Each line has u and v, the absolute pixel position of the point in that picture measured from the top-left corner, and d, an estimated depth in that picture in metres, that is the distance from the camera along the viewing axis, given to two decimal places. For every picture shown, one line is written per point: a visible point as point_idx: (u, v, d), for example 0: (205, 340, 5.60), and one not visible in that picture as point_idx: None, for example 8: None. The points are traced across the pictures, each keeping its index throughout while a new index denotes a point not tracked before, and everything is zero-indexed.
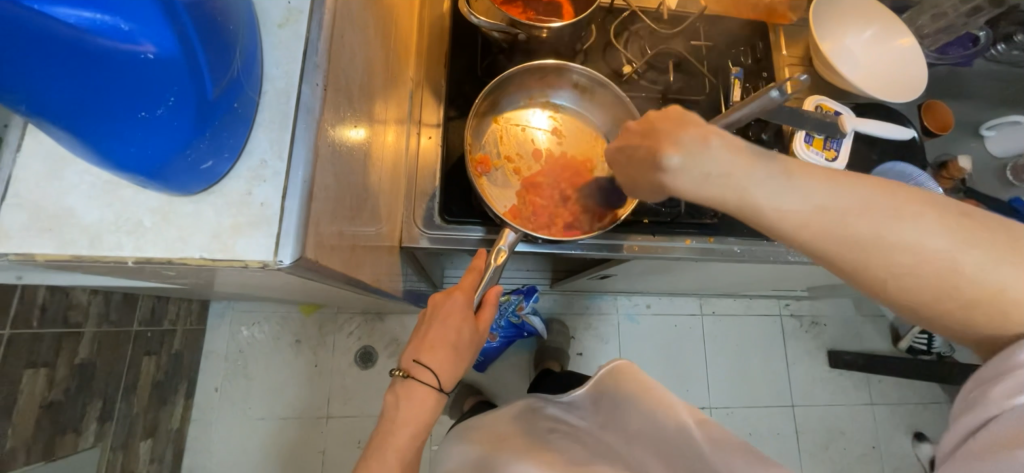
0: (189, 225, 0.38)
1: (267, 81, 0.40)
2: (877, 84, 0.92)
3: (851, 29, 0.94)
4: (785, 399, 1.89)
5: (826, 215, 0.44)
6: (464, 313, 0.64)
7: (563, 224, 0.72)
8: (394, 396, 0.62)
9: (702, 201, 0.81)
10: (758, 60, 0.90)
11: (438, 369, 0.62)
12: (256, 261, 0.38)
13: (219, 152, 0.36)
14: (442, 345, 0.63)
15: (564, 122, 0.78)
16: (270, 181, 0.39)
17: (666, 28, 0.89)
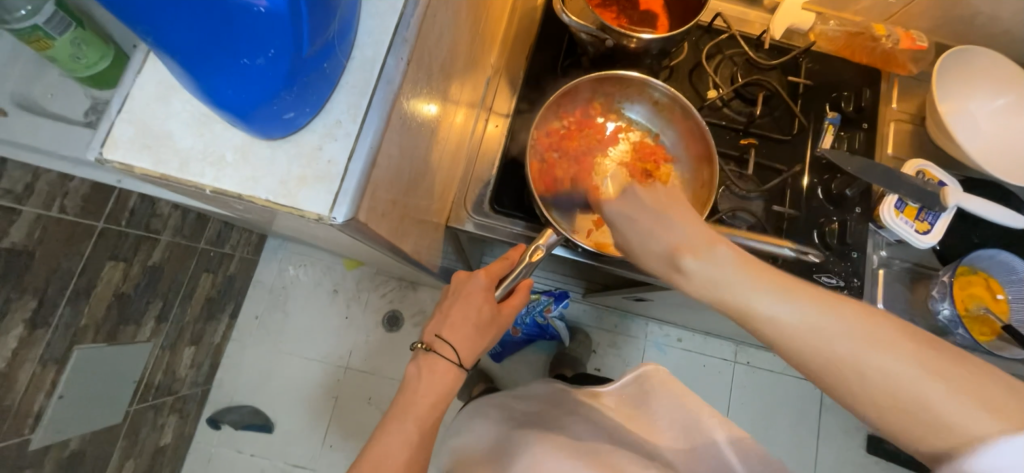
0: (262, 167, 0.41)
1: (357, 47, 0.41)
2: (998, 160, 0.81)
3: (979, 95, 0.84)
4: (809, 471, 1.76)
5: (845, 362, 0.41)
6: (486, 296, 0.67)
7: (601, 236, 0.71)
8: (416, 366, 0.65)
9: (761, 245, 0.76)
10: (860, 109, 0.83)
11: (459, 347, 0.65)
12: (313, 213, 0.40)
13: (301, 106, 0.39)
14: (463, 324, 0.66)
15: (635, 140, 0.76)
16: (340, 140, 0.41)
17: (764, 58, 0.83)
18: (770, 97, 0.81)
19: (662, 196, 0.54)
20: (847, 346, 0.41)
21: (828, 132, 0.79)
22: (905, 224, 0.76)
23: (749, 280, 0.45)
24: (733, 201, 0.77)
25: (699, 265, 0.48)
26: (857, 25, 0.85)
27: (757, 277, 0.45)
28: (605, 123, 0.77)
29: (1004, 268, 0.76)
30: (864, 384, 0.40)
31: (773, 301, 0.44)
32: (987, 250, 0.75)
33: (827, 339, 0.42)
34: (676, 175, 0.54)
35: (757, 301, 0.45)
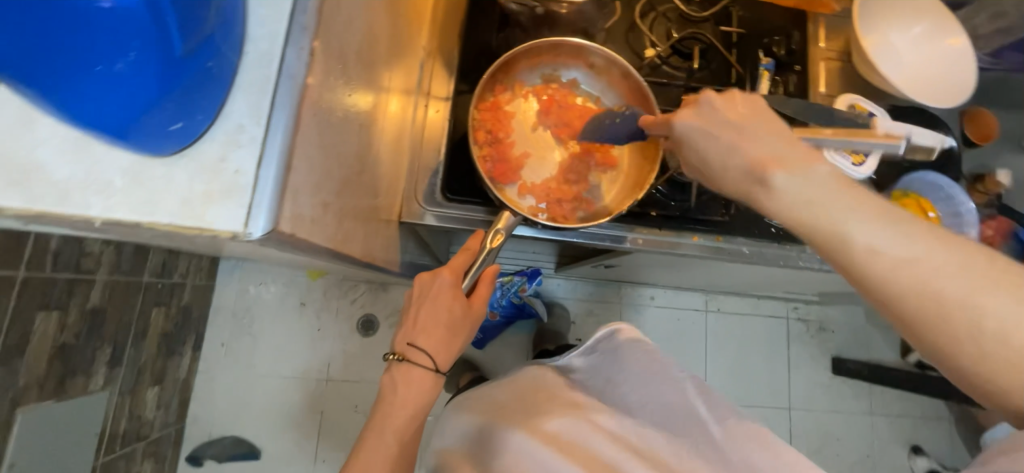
0: (159, 188, 0.37)
1: (249, 40, 0.38)
2: (920, 86, 0.86)
3: (897, 25, 0.87)
4: (784, 401, 1.88)
5: (961, 318, 0.41)
6: (448, 293, 0.65)
7: (558, 206, 0.70)
8: (391, 376, 0.64)
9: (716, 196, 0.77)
10: (791, 52, 0.84)
11: (430, 350, 0.64)
12: (229, 232, 0.37)
13: (191, 114, 0.35)
14: (429, 326, 0.64)
15: (586, 104, 0.74)
16: (246, 147, 0.37)
17: (696, 11, 0.83)
18: (706, 49, 0.82)
19: (727, 138, 0.52)
20: (926, 265, 0.43)
21: (762, 80, 0.81)
22: (842, 158, 0.80)
23: (850, 203, 0.46)
24: None
25: (788, 179, 0.47)
26: None
27: (828, 198, 0.46)
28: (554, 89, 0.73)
29: (930, 187, 0.82)
30: (934, 305, 0.42)
31: (875, 245, 0.44)
32: (908, 173, 0.82)
33: (896, 257, 0.43)
34: (756, 114, 0.52)
35: (870, 233, 0.44)
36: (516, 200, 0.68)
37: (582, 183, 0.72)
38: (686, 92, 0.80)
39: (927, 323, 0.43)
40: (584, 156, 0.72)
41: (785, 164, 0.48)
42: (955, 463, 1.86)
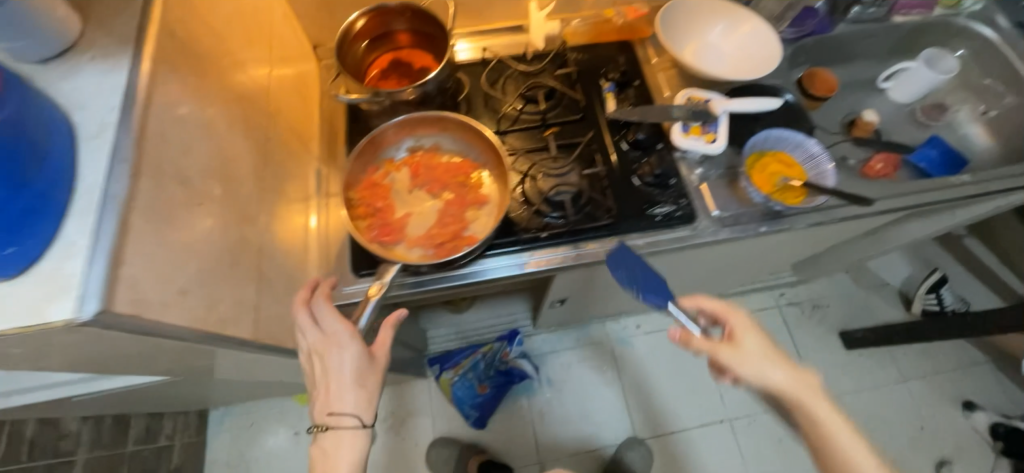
0: (10, 303, 0.45)
1: (80, 179, 0.48)
2: (742, 70, 0.99)
3: (701, 37, 1.02)
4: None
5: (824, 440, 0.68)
6: (342, 347, 0.65)
7: (440, 249, 0.75)
8: (324, 445, 0.64)
9: (597, 203, 0.85)
10: (624, 73, 0.99)
11: (341, 409, 0.64)
12: (62, 322, 0.44)
13: (21, 239, 0.44)
14: (336, 386, 0.64)
15: (452, 159, 0.83)
16: (78, 256, 0.45)
17: (533, 65, 0.99)
18: (554, 90, 0.95)
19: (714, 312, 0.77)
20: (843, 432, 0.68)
21: (610, 101, 0.94)
22: (695, 141, 0.89)
23: (765, 349, 0.72)
24: (553, 180, 0.87)
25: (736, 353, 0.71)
26: (596, 17, 1.04)
27: (803, 385, 0.70)
28: (419, 155, 0.83)
29: (784, 140, 0.89)
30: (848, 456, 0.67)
31: (783, 386, 0.70)
32: (765, 132, 0.89)
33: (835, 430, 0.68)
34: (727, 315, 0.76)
35: (772, 372, 0.71)
36: (403, 255, 0.75)
37: (458, 224, 0.77)
38: (547, 128, 0.93)
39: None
40: (457, 200, 0.79)
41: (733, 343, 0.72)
42: (1012, 408, 1.72)
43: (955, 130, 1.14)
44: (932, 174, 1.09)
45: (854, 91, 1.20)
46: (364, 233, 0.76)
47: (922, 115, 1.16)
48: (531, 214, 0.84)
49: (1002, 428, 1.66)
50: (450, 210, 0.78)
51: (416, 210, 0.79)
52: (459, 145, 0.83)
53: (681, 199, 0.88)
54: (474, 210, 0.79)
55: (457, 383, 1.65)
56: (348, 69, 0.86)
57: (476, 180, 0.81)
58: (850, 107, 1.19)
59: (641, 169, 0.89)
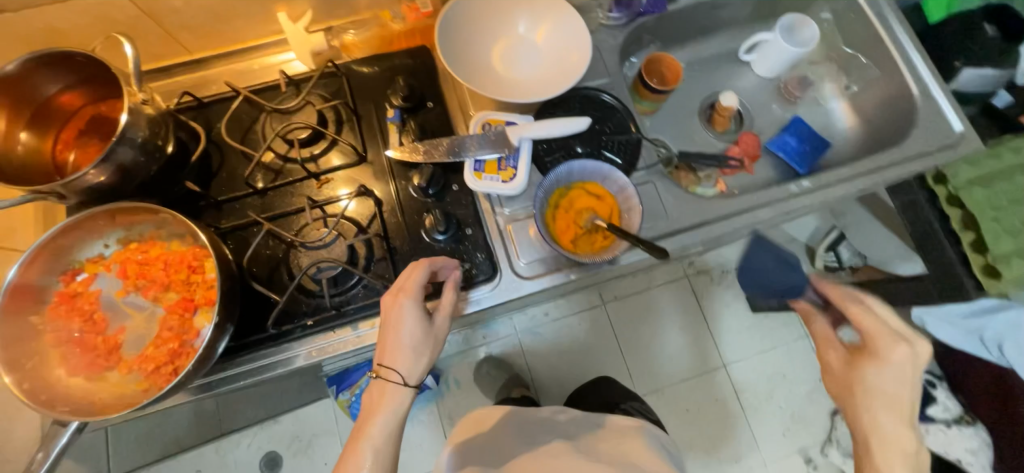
0: None
1: None
2: (558, 76, 0.80)
3: (504, 60, 0.82)
4: (714, 361, 1.60)
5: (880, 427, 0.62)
6: (415, 310, 0.65)
7: (157, 373, 0.62)
8: (366, 394, 0.66)
9: (380, 272, 0.73)
10: (411, 94, 0.80)
11: (400, 364, 0.65)
12: None
13: None
14: (398, 344, 0.65)
15: (175, 248, 0.67)
16: None
17: (288, 102, 0.78)
18: (317, 130, 0.77)
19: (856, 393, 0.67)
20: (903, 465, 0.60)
21: (392, 135, 0.78)
22: (490, 180, 0.76)
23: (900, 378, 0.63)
24: (317, 254, 0.72)
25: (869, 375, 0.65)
26: (372, 23, 0.85)
27: (891, 378, 0.64)
28: (135, 248, 0.67)
29: (590, 170, 0.75)
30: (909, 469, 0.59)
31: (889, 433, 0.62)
32: (566, 163, 0.74)
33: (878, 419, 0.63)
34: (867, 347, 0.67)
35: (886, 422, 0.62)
36: (115, 386, 0.62)
37: (181, 335, 0.63)
38: (319, 179, 0.77)
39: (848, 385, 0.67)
40: (179, 303, 0.65)
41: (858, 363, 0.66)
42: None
43: (819, 105, 1.02)
44: (797, 169, 0.96)
45: (715, 66, 1.05)
46: (58, 365, 0.61)
47: (785, 91, 1.02)
48: (297, 297, 0.71)
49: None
50: (171, 320, 0.64)
51: (131, 325, 0.65)
52: (179, 227, 0.67)
53: (477, 253, 0.75)
54: (202, 314, 0.65)
55: (351, 404, 1.34)
56: (27, 180, 0.65)
57: (203, 273, 0.66)
58: (710, 87, 1.04)
59: (427, 223, 0.74)
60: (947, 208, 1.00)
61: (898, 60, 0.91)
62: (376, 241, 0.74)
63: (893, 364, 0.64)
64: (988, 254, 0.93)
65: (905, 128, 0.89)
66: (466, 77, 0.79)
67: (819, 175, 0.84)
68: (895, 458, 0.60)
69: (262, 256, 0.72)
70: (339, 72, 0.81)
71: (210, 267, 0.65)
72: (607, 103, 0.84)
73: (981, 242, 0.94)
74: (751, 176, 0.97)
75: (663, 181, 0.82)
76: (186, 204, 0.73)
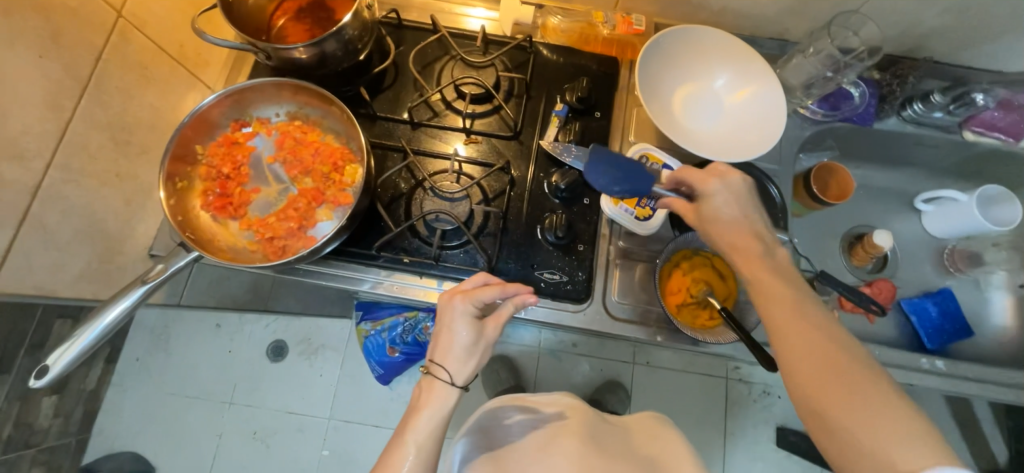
0: None
1: None
2: (736, 141, 0.77)
3: (685, 105, 0.81)
4: (715, 470, 1.48)
5: (830, 398, 0.45)
6: (466, 317, 0.61)
7: (269, 243, 0.66)
8: (416, 388, 0.63)
9: (484, 245, 0.74)
10: (586, 97, 0.80)
11: (450, 366, 0.60)
12: None
13: None
14: (450, 346, 0.61)
15: (329, 142, 0.71)
16: None
17: (475, 56, 0.81)
18: (489, 92, 0.79)
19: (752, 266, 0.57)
20: (868, 400, 0.43)
21: (552, 127, 0.78)
22: (623, 212, 0.74)
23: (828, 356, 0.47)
24: (439, 203, 0.74)
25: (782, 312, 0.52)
26: (578, 17, 0.86)
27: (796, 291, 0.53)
28: (297, 126, 0.71)
29: None
30: (895, 419, 0.42)
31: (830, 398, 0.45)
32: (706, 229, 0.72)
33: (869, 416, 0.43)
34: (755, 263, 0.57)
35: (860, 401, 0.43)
36: (231, 236, 0.66)
37: (302, 219, 0.67)
38: (469, 136, 0.78)
39: (821, 361, 0.47)
40: (312, 191, 0.68)
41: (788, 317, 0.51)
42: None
43: (978, 289, 0.92)
44: (927, 343, 0.87)
45: (876, 199, 0.97)
46: (198, 197, 0.67)
47: (947, 258, 0.94)
48: (404, 232, 0.73)
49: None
50: (299, 202, 0.68)
51: (264, 190, 0.69)
52: (341, 124, 0.70)
53: (579, 271, 0.74)
54: (326, 209, 0.68)
55: (369, 337, 1.40)
56: (244, 28, 0.71)
57: (343, 174, 0.69)
58: (864, 218, 0.98)
59: (547, 222, 0.74)
60: None
61: None
62: (495, 216, 0.74)
63: (761, 264, 0.56)
64: None
65: None
66: (649, 105, 0.77)
67: (957, 361, 0.76)
68: (843, 370, 0.46)
69: (390, 182, 0.75)
70: (530, 49, 0.82)
71: (351, 171, 0.69)
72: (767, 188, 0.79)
73: None
74: (869, 325, 0.89)
75: None
76: (351, 106, 0.77)
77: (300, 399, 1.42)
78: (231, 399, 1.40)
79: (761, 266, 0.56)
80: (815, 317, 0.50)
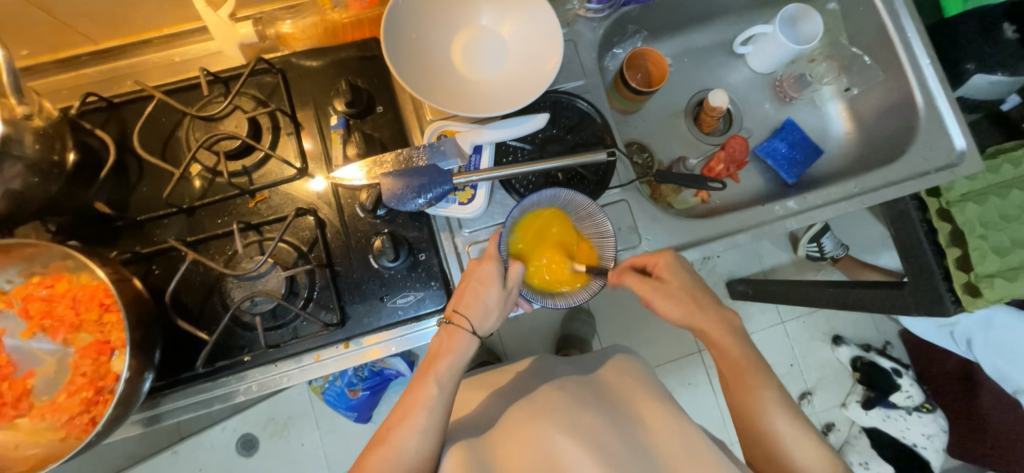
0: None
1: None
2: (525, 78, 0.69)
3: (466, 58, 0.71)
4: (688, 346, 1.37)
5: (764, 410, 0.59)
6: (501, 278, 0.64)
7: (67, 423, 0.57)
8: (436, 340, 0.65)
9: (324, 302, 0.67)
10: (359, 96, 0.70)
11: (479, 321, 0.64)
12: None
13: None
14: (479, 303, 0.63)
15: (84, 282, 0.59)
16: None
17: (214, 104, 0.68)
18: (250, 138, 0.68)
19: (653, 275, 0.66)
20: (767, 392, 0.60)
21: (335, 146, 0.69)
22: (446, 202, 0.70)
23: (755, 368, 0.62)
24: (251, 284, 0.65)
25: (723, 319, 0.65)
26: (310, 10, 0.73)
27: (685, 273, 0.66)
28: (38, 282, 0.59)
29: (573, 204, 0.68)
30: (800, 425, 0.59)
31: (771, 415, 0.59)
32: (552, 190, 0.66)
33: (792, 449, 0.57)
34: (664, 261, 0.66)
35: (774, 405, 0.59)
36: (26, 435, 0.57)
37: (93, 382, 0.58)
38: (253, 196, 0.68)
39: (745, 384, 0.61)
40: (90, 346, 0.58)
41: (723, 319, 0.65)
42: (879, 340, 1.39)
43: (814, 107, 0.95)
44: (785, 178, 0.90)
45: (701, 62, 0.96)
46: None
47: (780, 89, 0.95)
48: (233, 329, 0.66)
49: (862, 363, 1.34)
50: (81, 365, 0.58)
51: (42, 367, 0.60)
52: (79, 259, 0.58)
53: (431, 281, 0.69)
54: (114, 358, 0.58)
55: (326, 391, 1.21)
56: None
57: (112, 311, 0.59)
58: (701, 83, 0.96)
59: (375, 248, 0.66)
60: (936, 220, 0.87)
61: (905, 65, 0.82)
62: (321, 268, 0.67)
63: (677, 268, 0.66)
64: (972, 272, 0.81)
65: (902, 145, 0.82)
66: (418, 81, 0.67)
67: (806, 195, 0.78)
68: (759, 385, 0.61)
69: (192, 284, 0.66)
70: (273, 69, 0.70)
71: (115, 306, 0.58)
72: (581, 109, 0.75)
73: (967, 260, 0.82)
74: (737, 185, 0.91)
75: (640, 198, 0.75)
76: (102, 227, 0.65)
77: None
78: None
79: (674, 276, 0.66)
80: (720, 315, 0.65)
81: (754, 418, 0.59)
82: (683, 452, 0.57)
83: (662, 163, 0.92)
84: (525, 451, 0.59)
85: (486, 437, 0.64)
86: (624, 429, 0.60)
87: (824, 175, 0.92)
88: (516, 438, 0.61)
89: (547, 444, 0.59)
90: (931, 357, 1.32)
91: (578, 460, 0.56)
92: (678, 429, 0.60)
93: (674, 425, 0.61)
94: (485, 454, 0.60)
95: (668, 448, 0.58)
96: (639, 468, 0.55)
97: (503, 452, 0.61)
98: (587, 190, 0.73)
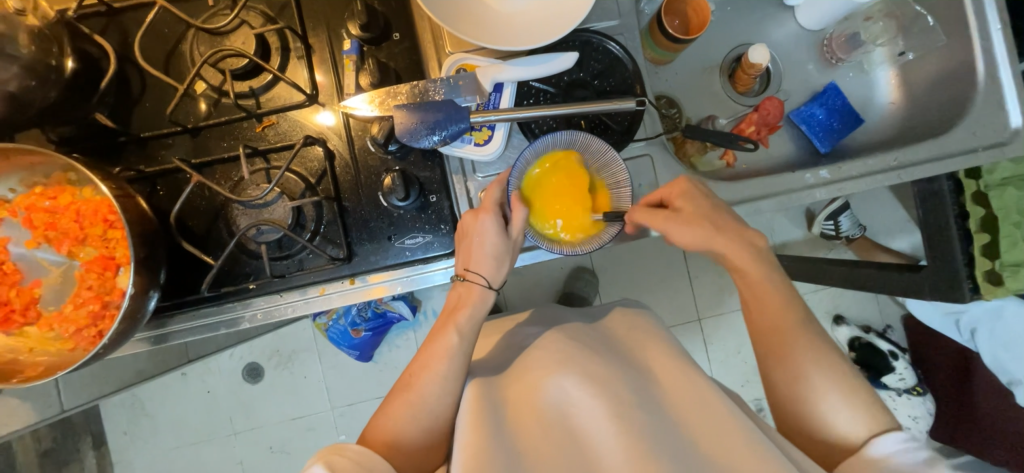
0: None
1: None
2: (556, 11, 0.63)
3: None
4: (690, 313, 1.37)
5: (798, 373, 0.56)
6: (503, 228, 0.63)
7: (74, 334, 0.57)
8: (454, 295, 0.65)
9: (331, 236, 0.66)
10: (374, 19, 0.65)
11: (490, 272, 0.64)
12: None
13: None
14: (486, 256, 0.63)
15: (88, 196, 0.57)
16: None
17: (218, 16, 0.63)
18: (257, 57, 0.64)
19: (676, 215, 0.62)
20: (803, 353, 0.56)
21: (347, 73, 0.65)
22: (462, 142, 0.66)
23: (790, 326, 0.58)
24: (258, 212, 0.64)
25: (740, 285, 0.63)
26: None
27: (707, 225, 0.61)
28: (41, 193, 0.58)
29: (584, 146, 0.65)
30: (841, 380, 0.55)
31: (794, 375, 0.56)
32: (568, 132, 0.64)
33: (825, 411, 0.54)
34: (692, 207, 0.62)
35: (812, 367, 0.55)
36: (37, 342, 0.58)
37: (98, 296, 0.58)
38: (261, 121, 0.65)
39: (770, 345, 0.58)
40: (93, 262, 0.57)
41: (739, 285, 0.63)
42: (880, 321, 1.38)
43: (861, 72, 0.89)
44: (818, 145, 0.85)
45: (744, 12, 0.88)
46: None
47: (827, 49, 0.88)
48: (238, 257, 0.65)
49: (859, 344, 1.32)
50: (86, 280, 0.58)
51: (48, 278, 0.60)
52: (79, 172, 0.56)
53: (441, 225, 0.67)
54: (117, 275, 0.58)
55: (330, 328, 1.23)
56: None
57: (115, 228, 0.57)
58: (742, 36, 0.88)
59: (385, 185, 0.64)
60: (969, 203, 0.82)
61: (972, 28, 0.74)
62: (330, 201, 0.65)
63: (702, 214, 0.62)
64: (998, 260, 0.78)
65: (951, 119, 0.77)
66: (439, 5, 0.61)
67: (840, 165, 0.74)
68: (798, 345, 0.57)
69: (197, 209, 0.64)
70: None
71: (118, 222, 0.57)
72: (611, 52, 0.70)
73: (994, 247, 0.79)
74: (766, 151, 0.86)
75: (664, 154, 0.71)
76: (104, 142, 0.63)
77: (296, 405, 1.33)
78: (232, 430, 1.32)
79: (692, 206, 0.62)
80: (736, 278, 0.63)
81: (786, 381, 0.56)
82: (693, 402, 0.57)
83: (689, 120, 0.87)
84: (542, 402, 0.58)
85: (508, 380, 0.64)
86: (638, 381, 0.60)
87: (860, 147, 0.87)
88: (535, 384, 0.60)
89: (561, 393, 0.59)
90: (934, 342, 1.31)
91: (594, 411, 0.56)
92: (689, 383, 0.59)
93: (686, 378, 0.60)
94: (501, 396, 0.61)
95: (673, 403, 0.57)
96: (651, 417, 0.54)
97: (520, 399, 0.60)
98: (611, 141, 0.69)
